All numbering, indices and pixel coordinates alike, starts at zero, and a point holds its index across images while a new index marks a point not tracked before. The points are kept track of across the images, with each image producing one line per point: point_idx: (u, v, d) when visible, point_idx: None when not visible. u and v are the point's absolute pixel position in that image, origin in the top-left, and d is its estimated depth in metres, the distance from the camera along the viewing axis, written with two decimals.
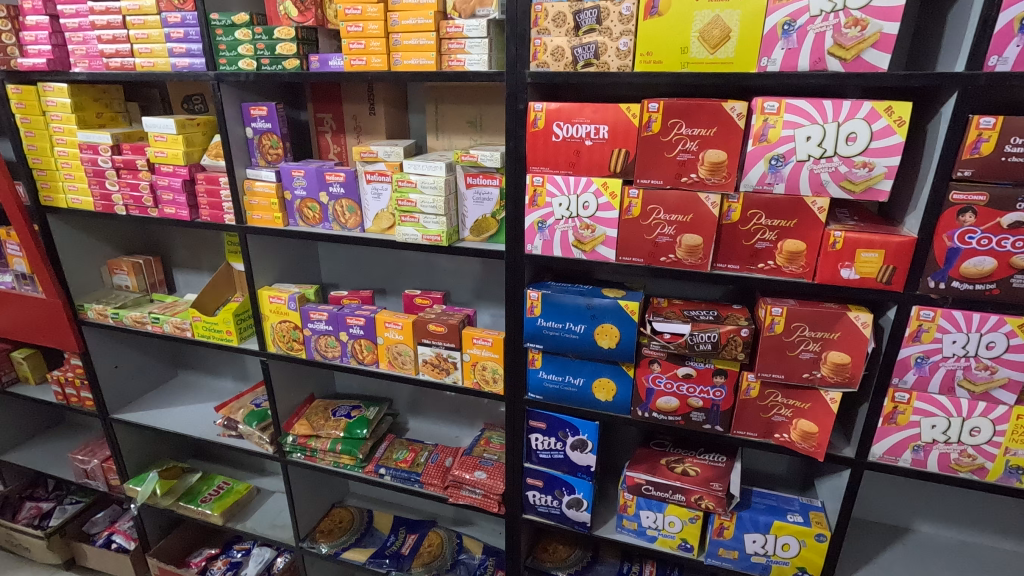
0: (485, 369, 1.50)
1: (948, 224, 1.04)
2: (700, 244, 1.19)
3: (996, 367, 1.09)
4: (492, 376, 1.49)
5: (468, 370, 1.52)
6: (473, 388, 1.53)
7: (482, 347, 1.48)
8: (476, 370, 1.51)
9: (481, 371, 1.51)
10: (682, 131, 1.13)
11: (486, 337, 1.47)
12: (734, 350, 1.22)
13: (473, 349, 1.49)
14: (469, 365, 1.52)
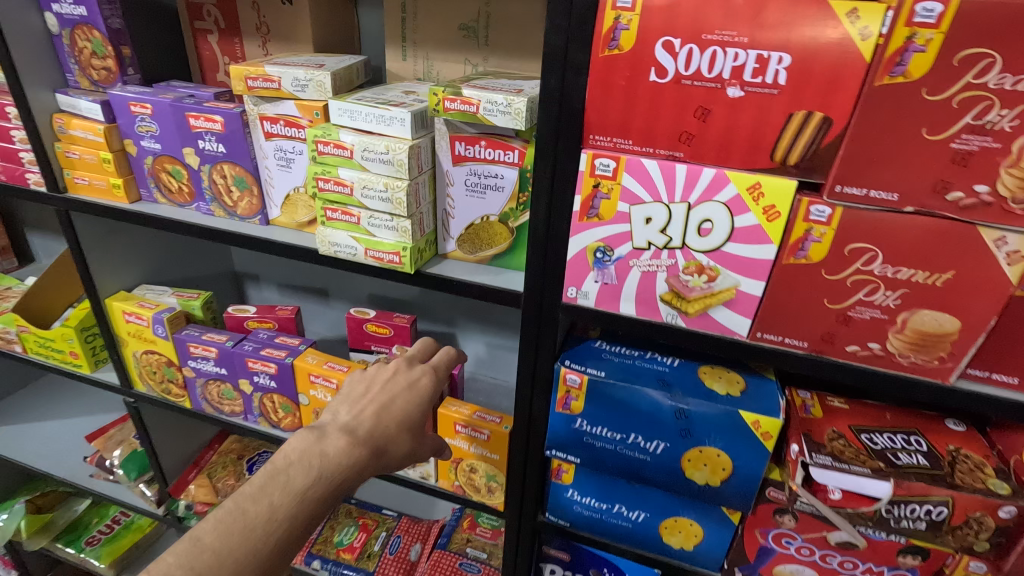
0: (477, 472, 0.91)
1: None
2: (947, 335, 0.56)
3: None
4: (488, 484, 0.91)
5: (446, 467, 0.93)
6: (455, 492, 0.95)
7: (474, 442, 0.88)
8: (461, 470, 0.92)
9: (469, 472, 0.91)
10: (985, 81, 0.46)
11: (481, 429, 0.86)
12: (968, 537, 0.62)
13: (459, 441, 0.89)
14: (449, 460, 0.92)
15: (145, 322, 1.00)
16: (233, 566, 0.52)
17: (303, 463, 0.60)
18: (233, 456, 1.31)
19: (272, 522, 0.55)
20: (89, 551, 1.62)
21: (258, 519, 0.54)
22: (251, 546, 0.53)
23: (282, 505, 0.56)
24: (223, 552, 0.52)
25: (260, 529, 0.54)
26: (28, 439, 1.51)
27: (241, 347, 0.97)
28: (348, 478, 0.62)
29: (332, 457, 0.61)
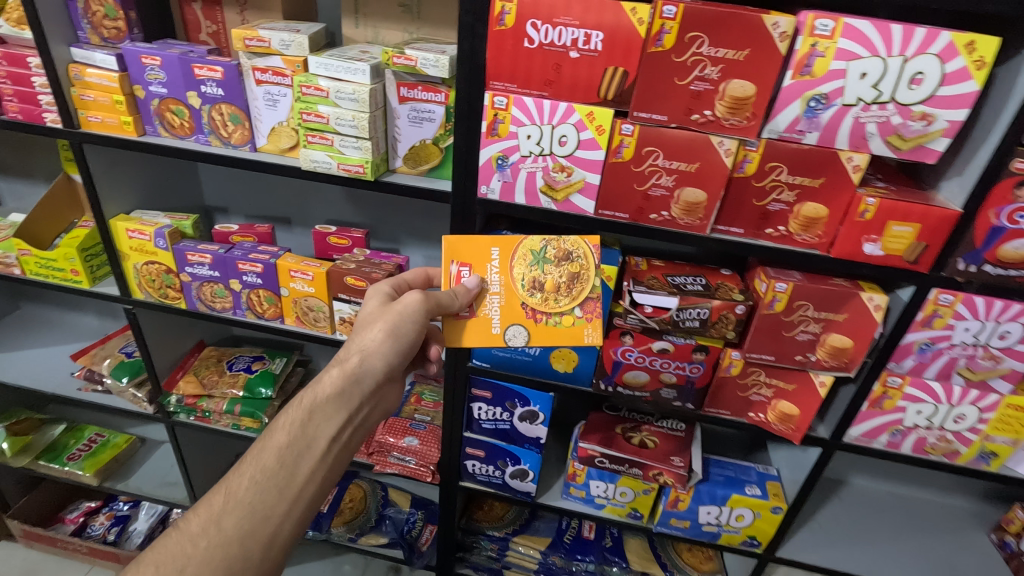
0: (524, 264, 0.99)
1: (998, 198, 0.86)
2: (702, 202, 0.95)
3: (1003, 357, 0.99)
4: (548, 258, 0.99)
5: (537, 326, 1.00)
6: (582, 293, 0.99)
7: (477, 267, 1.00)
8: (527, 282, 0.99)
9: (529, 267, 0.99)
10: (701, 51, 0.83)
11: (451, 266, 0.99)
12: (724, 328, 1.04)
13: (492, 278, 1.00)
14: (523, 307, 1.00)
15: (148, 237, 1.24)
16: (211, 510, 0.72)
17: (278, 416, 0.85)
18: (214, 359, 1.57)
19: (245, 467, 0.77)
20: (72, 464, 1.81)
21: (234, 470, 0.77)
22: (230, 486, 0.75)
23: (253, 451, 0.79)
24: (205, 503, 0.73)
25: (231, 479, 0.76)
26: (12, 364, 1.68)
27: (232, 253, 1.24)
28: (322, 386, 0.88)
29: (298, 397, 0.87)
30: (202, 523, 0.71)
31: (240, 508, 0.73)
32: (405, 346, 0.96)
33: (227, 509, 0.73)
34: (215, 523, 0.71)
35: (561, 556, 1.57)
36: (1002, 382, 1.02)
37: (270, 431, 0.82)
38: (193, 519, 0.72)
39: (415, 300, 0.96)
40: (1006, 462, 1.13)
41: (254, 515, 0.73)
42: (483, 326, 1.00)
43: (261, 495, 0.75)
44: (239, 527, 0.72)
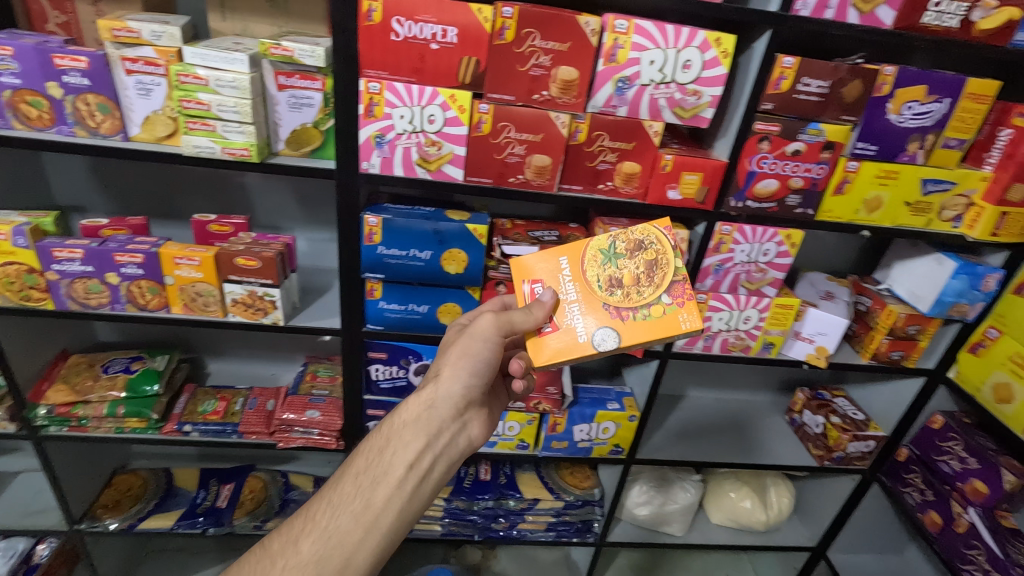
0: (597, 265, 1.03)
1: (749, 151, 1.20)
2: (548, 165, 1.18)
3: (768, 269, 1.37)
4: (620, 253, 1.03)
5: (626, 327, 0.99)
6: (666, 279, 1.00)
7: (547, 280, 1.05)
8: (604, 281, 1.02)
9: (601, 267, 1.03)
10: (535, 43, 1.06)
11: (523, 284, 1.05)
12: None
13: (567, 287, 1.04)
14: (605, 307, 1.01)
15: (4, 235, 1.19)
16: (298, 528, 0.85)
17: (365, 443, 0.97)
18: (84, 365, 1.51)
19: (331, 490, 0.90)
20: None
21: (322, 492, 0.90)
22: (315, 508, 0.87)
23: (339, 475, 0.92)
24: (297, 519, 0.87)
25: (319, 500, 0.89)
26: None
27: (107, 246, 1.23)
28: (398, 414, 0.98)
29: (380, 427, 0.98)
30: (292, 539, 0.84)
31: (316, 531, 0.84)
32: (477, 370, 1.04)
33: (311, 528, 0.85)
34: (300, 541, 0.83)
35: (463, 498, 1.77)
36: (770, 288, 1.40)
37: (354, 458, 0.94)
38: (286, 535, 0.85)
39: (488, 320, 1.03)
40: (782, 350, 1.53)
41: (325, 540, 0.84)
42: (570, 337, 1.00)
43: (336, 520, 0.86)
44: (318, 547, 0.83)
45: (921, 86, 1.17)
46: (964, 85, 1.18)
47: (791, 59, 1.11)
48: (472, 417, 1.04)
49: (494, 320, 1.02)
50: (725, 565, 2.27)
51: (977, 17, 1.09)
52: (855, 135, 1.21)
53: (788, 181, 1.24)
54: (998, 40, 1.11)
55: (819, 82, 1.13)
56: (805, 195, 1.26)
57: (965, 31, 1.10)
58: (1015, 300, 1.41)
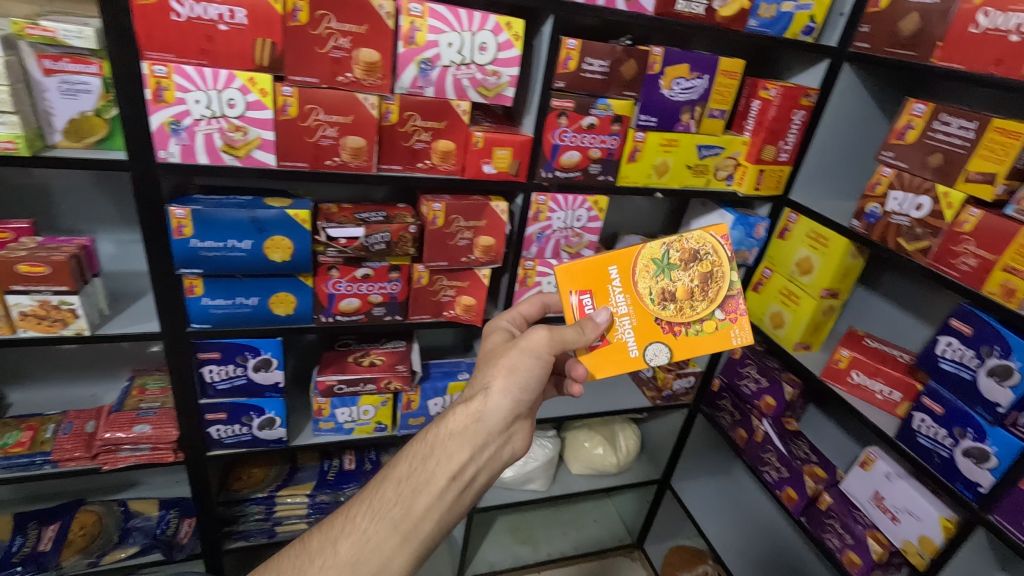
0: (648, 276, 1.06)
1: (551, 126, 1.33)
2: (364, 146, 1.21)
3: (583, 234, 1.52)
4: (674, 263, 1.06)
5: (679, 340, 1.06)
6: (718, 295, 1.06)
7: (594, 292, 1.07)
8: (656, 295, 1.06)
9: (654, 279, 1.06)
10: (331, 25, 1.08)
11: (571, 295, 1.06)
12: (405, 246, 1.34)
13: (617, 299, 1.07)
14: (654, 321, 1.07)
15: None
16: (337, 530, 0.85)
17: (406, 446, 0.95)
18: None
19: (372, 493, 0.89)
20: None
21: (363, 493, 0.90)
22: (354, 512, 0.87)
23: (383, 480, 0.90)
24: (336, 518, 0.87)
25: (360, 503, 0.88)
26: None
27: None
28: (443, 425, 0.94)
29: (424, 434, 0.95)
30: (331, 540, 0.84)
31: (355, 533, 0.84)
32: (525, 386, 0.98)
33: (349, 530, 0.84)
34: (338, 543, 0.83)
35: (327, 491, 1.74)
36: (588, 250, 1.56)
37: (395, 462, 0.93)
38: (325, 534, 0.85)
39: (539, 333, 0.99)
40: None
41: (362, 543, 0.83)
42: (621, 351, 1.07)
43: (372, 522, 0.85)
44: (353, 553, 0.82)
45: (684, 65, 1.37)
46: (717, 64, 1.40)
47: (574, 41, 1.25)
48: (516, 429, 0.99)
49: (546, 335, 1.00)
50: (592, 511, 2.51)
51: (717, 5, 1.30)
52: (638, 108, 1.39)
53: (588, 152, 1.39)
54: (736, 25, 1.34)
55: (601, 62, 1.29)
56: (604, 164, 1.42)
57: (710, 17, 1.31)
58: (780, 243, 1.68)
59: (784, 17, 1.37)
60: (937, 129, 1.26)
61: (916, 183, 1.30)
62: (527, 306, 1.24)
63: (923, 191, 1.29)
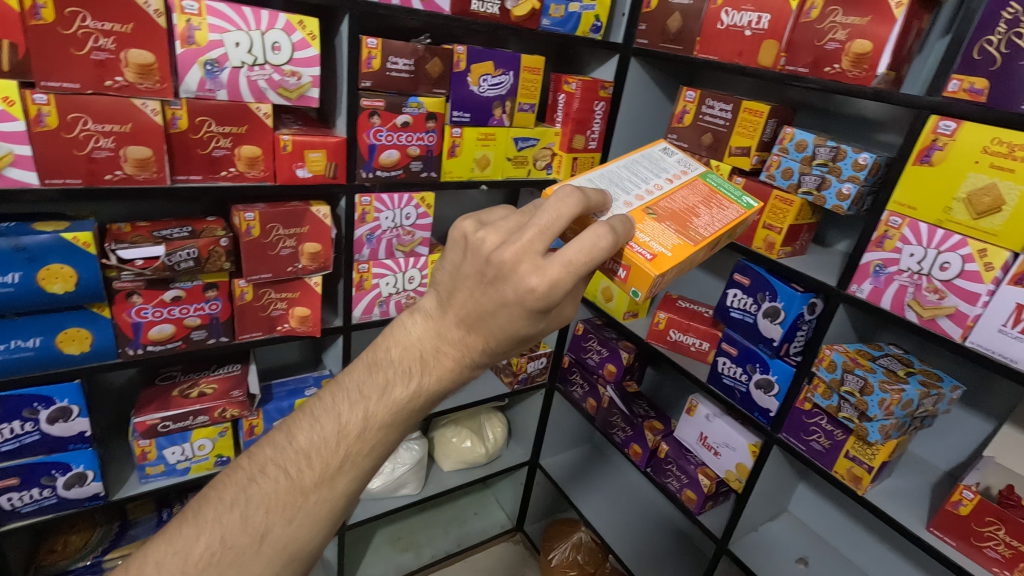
0: None
1: (363, 126, 1.32)
2: (151, 157, 1.10)
3: (415, 231, 1.54)
4: None
5: None
6: None
7: None
8: None
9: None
10: (88, 24, 0.98)
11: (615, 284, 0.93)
12: (219, 261, 1.25)
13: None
14: None
15: None
16: (317, 477, 0.70)
17: (395, 376, 0.72)
18: None
19: (358, 432, 0.71)
20: None
21: (341, 430, 0.71)
22: (336, 454, 0.70)
23: (372, 419, 0.72)
24: (310, 458, 0.70)
25: (342, 443, 0.71)
26: None
27: None
28: (453, 378, 0.74)
29: (425, 371, 0.73)
30: (311, 492, 0.70)
31: (337, 476, 0.71)
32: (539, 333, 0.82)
33: (329, 477, 0.70)
34: (320, 488, 0.70)
35: None
36: (422, 247, 1.58)
37: (383, 396, 0.72)
38: (301, 480, 0.69)
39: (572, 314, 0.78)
40: None
41: (347, 499, 0.73)
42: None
43: (357, 479, 0.73)
44: (339, 495, 0.71)
45: (488, 62, 1.44)
46: (520, 61, 1.49)
47: (374, 40, 1.26)
48: None
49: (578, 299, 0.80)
50: (472, 504, 2.56)
51: (510, 5, 1.39)
52: (450, 105, 1.43)
53: (406, 150, 1.40)
54: (530, 23, 1.44)
55: (405, 61, 1.31)
56: (425, 161, 1.45)
57: (505, 16, 1.39)
58: None
59: (573, 16, 1.50)
60: (706, 112, 1.46)
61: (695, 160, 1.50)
62: (582, 248, 0.68)
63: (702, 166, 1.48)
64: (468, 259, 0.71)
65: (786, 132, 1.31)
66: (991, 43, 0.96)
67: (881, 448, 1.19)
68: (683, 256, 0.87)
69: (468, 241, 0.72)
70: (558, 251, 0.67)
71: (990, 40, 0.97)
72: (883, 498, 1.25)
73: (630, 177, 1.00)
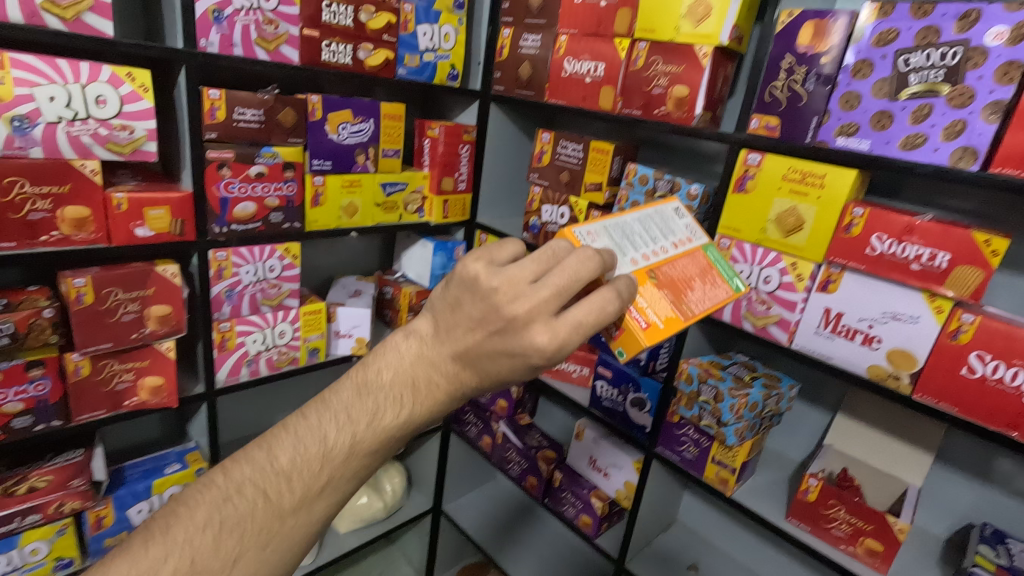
0: None
1: (212, 178, 1.26)
2: None
3: (281, 283, 1.47)
4: None
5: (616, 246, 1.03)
6: None
7: None
8: None
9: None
10: None
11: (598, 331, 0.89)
12: (43, 335, 1.13)
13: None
14: None
15: None
16: (295, 500, 0.70)
17: (383, 405, 0.73)
18: None
19: (339, 458, 0.72)
20: None
21: (323, 454, 0.71)
22: (316, 479, 0.71)
23: (356, 446, 0.72)
24: (290, 482, 0.70)
25: (323, 467, 0.71)
26: None
27: None
28: (440, 408, 0.76)
29: (414, 402, 0.74)
30: (287, 516, 0.70)
31: (313, 501, 0.71)
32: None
33: (306, 500, 0.70)
34: (297, 513, 0.70)
35: None
36: (291, 299, 1.51)
37: (370, 424, 0.72)
38: (277, 502, 0.69)
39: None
40: (329, 351, 1.67)
41: (322, 522, 0.73)
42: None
43: (334, 501, 0.74)
44: (314, 518, 0.72)
45: (346, 111, 1.44)
46: (379, 108, 1.51)
47: (217, 91, 1.23)
48: None
49: None
50: (378, 564, 2.42)
51: (363, 55, 1.41)
52: (308, 154, 1.41)
53: (263, 201, 1.36)
54: (386, 72, 1.47)
55: (253, 111, 1.29)
56: (286, 211, 1.41)
57: (358, 65, 1.41)
58: None
59: (429, 66, 1.55)
60: (561, 152, 1.57)
61: (556, 197, 1.58)
62: (590, 310, 0.71)
63: (563, 202, 1.57)
64: (470, 297, 0.72)
65: (630, 169, 1.43)
66: (777, 88, 1.13)
67: (738, 449, 1.29)
68: (674, 331, 0.84)
69: (477, 283, 0.71)
70: (569, 311, 0.70)
71: (776, 85, 1.13)
72: (748, 497, 1.35)
73: (642, 233, 0.95)
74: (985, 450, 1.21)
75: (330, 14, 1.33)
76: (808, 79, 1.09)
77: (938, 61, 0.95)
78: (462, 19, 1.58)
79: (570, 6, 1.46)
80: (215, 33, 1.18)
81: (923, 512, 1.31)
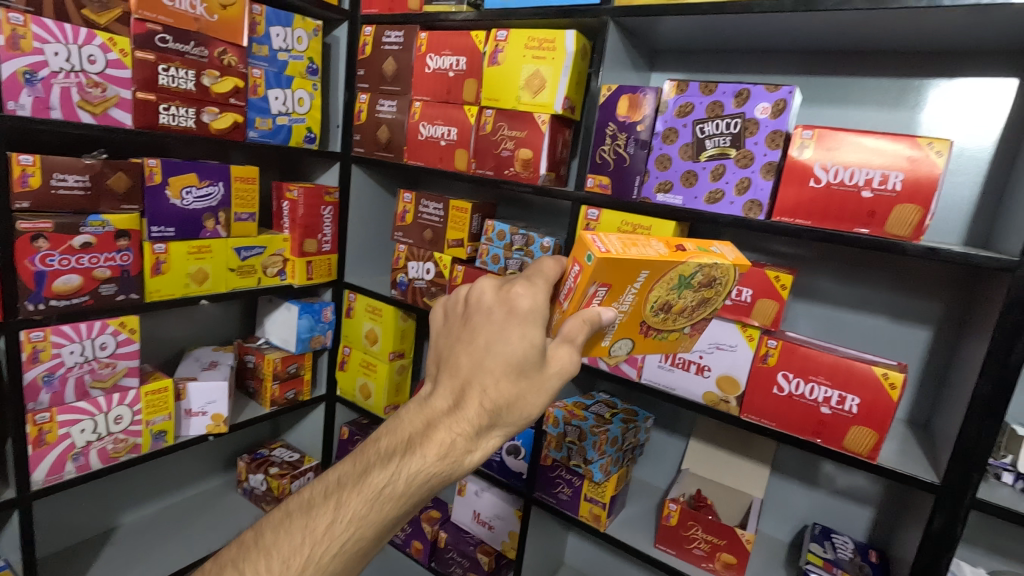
0: (665, 288, 0.81)
1: (23, 251, 1.14)
2: None
3: (115, 362, 1.33)
4: (693, 284, 0.82)
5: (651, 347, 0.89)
6: (701, 315, 0.87)
7: (612, 286, 0.77)
8: (658, 304, 0.83)
9: (673, 283, 0.81)
10: None
11: (588, 285, 0.75)
12: None
13: (626, 298, 0.80)
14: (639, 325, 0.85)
15: None
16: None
17: (376, 463, 0.69)
18: None
19: (329, 527, 0.66)
20: None
21: (310, 525, 0.66)
22: (301, 553, 0.65)
23: (347, 510, 0.67)
24: (274, 558, 0.64)
25: (308, 539, 0.65)
26: None
27: None
28: (439, 460, 0.70)
29: (411, 452, 0.70)
30: None
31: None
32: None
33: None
34: None
35: None
36: (129, 378, 1.36)
37: (363, 483, 0.68)
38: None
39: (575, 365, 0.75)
40: (178, 432, 1.52)
41: None
42: (593, 342, 0.82)
43: None
44: None
45: (190, 174, 1.38)
46: (229, 171, 1.46)
47: (29, 157, 1.12)
48: None
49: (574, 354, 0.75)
50: None
51: (207, 119, 1.37)
52: (146, 220, 1.32)
53: (91, 273, 1.24)
54: (235, 135, 1.43)
55: (76, 177, 1.19)
56: (120, 282, 1.29)
57: (202, 129, 1.36)
58: (349, 321, 1.82)
59: (282, 129, 1.54)
60: (423, 211, 1.61)
61: (421, 254, 1.62)
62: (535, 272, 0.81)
63: (428, 259, 1.61)
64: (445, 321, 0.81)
65: (488, 225, 1.50)
66: (605, 151, 1.28)
67: (606, 484, 1.35)
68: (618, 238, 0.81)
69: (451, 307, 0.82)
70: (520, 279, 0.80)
71: (604, 148, 1.29)
72: (621, 530, 1.41)
73: None
74: (808, 458, 1.38)
75: (168, 77, 1.28)
76: (629, 144, 1.25)
77: (725, 129, 1.13)
78: (317, 85, 1.60)
79: (422, 75, 1.53)
80: (26, 96, 1.10)
81: (768, 521, 1.45)
